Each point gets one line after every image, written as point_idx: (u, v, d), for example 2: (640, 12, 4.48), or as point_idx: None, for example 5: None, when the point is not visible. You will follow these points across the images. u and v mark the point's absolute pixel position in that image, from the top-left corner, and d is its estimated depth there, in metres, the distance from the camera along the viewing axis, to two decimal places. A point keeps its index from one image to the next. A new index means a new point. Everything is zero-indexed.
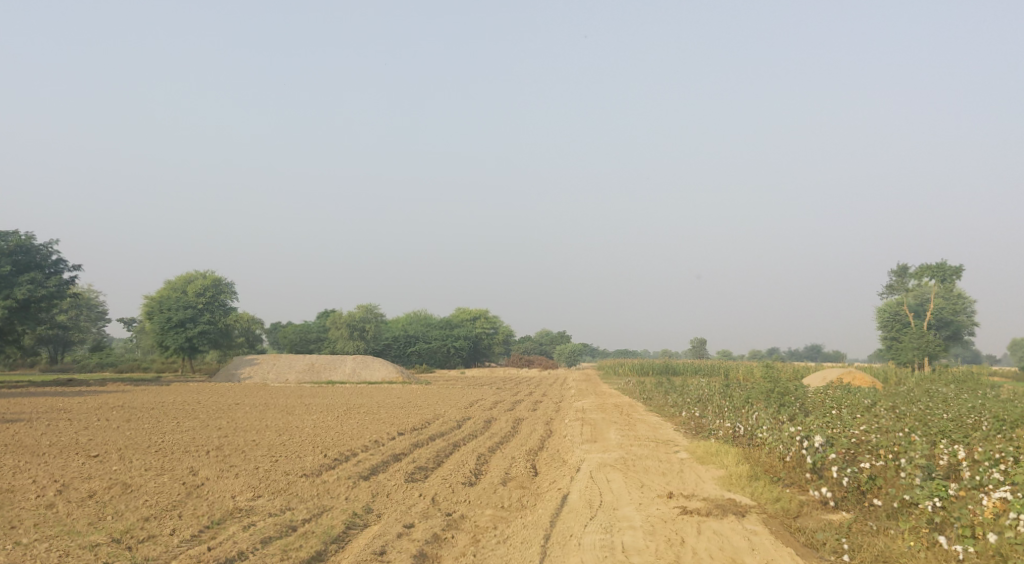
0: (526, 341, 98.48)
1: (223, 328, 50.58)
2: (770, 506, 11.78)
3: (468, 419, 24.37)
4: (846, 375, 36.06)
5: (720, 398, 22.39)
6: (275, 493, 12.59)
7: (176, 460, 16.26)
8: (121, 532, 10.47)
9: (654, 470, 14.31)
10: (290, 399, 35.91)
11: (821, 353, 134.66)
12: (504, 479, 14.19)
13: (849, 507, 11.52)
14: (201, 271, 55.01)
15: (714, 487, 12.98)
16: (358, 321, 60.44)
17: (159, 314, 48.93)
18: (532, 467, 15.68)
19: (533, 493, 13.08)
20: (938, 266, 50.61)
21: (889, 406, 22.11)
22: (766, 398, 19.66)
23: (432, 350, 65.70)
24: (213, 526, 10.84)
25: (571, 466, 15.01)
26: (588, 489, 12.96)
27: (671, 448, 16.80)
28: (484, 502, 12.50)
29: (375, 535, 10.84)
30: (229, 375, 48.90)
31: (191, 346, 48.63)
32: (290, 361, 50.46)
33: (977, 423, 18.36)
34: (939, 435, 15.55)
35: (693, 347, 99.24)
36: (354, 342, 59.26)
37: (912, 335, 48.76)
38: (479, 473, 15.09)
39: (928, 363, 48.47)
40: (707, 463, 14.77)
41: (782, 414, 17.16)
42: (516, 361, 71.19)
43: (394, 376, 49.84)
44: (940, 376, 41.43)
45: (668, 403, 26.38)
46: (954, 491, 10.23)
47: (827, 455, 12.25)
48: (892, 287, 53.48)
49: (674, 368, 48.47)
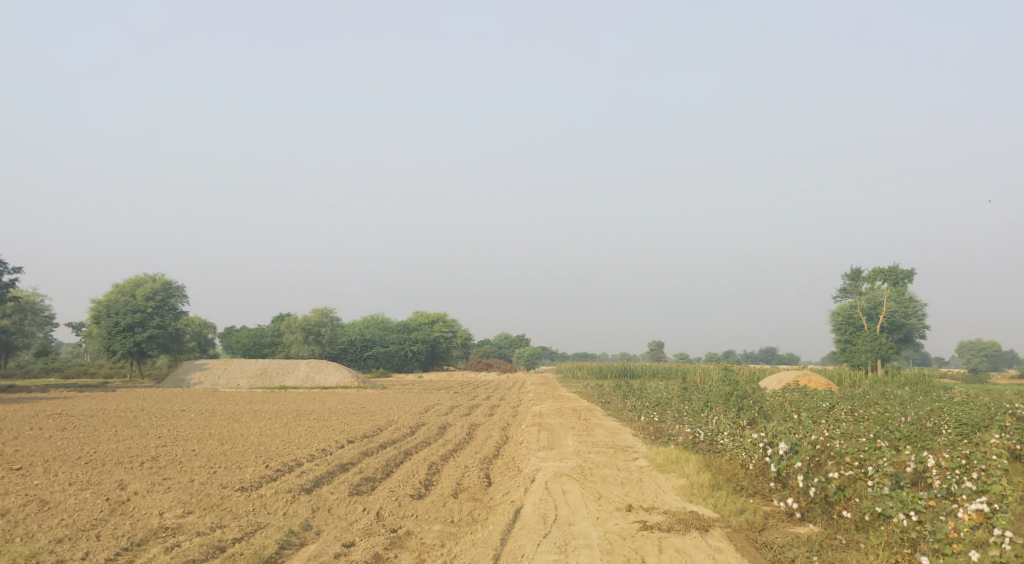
0: (485, 344, 97.76)
1: (174, 333, 49.09)
2: (733, 519, 11.20)
3: (421, 426, 23.47)
4: (803, 377, 35.99)
5: (678, 402, 21.85)
6: (207, 509, 11.71)
7: (105, 472, 15.24)
8: (26, 558, 9.57)
9: (611, 480, 13.65)
10: (239, 405, 34.75)
11: (777, 356, 135.50)
12: (455, 490, 13.43)
13: (817, 519, 11.00)
14: (150, 274, 53.37)
15: (675, 499, 12.36)
16: (314, 325, 58.94)
17: (106, 318, 47.28)
18: (486, 477, 14.97)
19: (485, 506, 12.37)
20: (891, 269, 50.92)
21: (847, 410, 21.76)
22: (724, 401, 19.45)
23: (388, 354, 64.68)
24: (132, 549, 10.00)
25: (525, 476, 14.29)
26: (542, 502, 12.26)
27: (630, 456, 16.18)
28: (432, 516, 11.77)
29: (310, 557, 10.08)
30: (178, 382, 47.21)
31: (140, 351, 47.11)
32: (242, 366, 49.14)
33: (940, 427, 17.97)
34: (906, 439, 15.13)
35: (652, 351, 99.47)
36: (309, 347, 57.96)
37: (866, 338, 49.10)
38: (430, 484, 14.30)
39: (881, 365, 48.84)
40: (668, 472, 14.16)
41: (743, 419, 16.64)
42: (475, 365, 70.04)
43: (349, 381, 48.80)
44: (893, 378, 41.55)
45: (626, 408, 25.78)
46: (927, 502, 9.77)
47: (792, 463, 11.73)
48: (845, 290, 53.74)
49: (633, 370, 48.08)
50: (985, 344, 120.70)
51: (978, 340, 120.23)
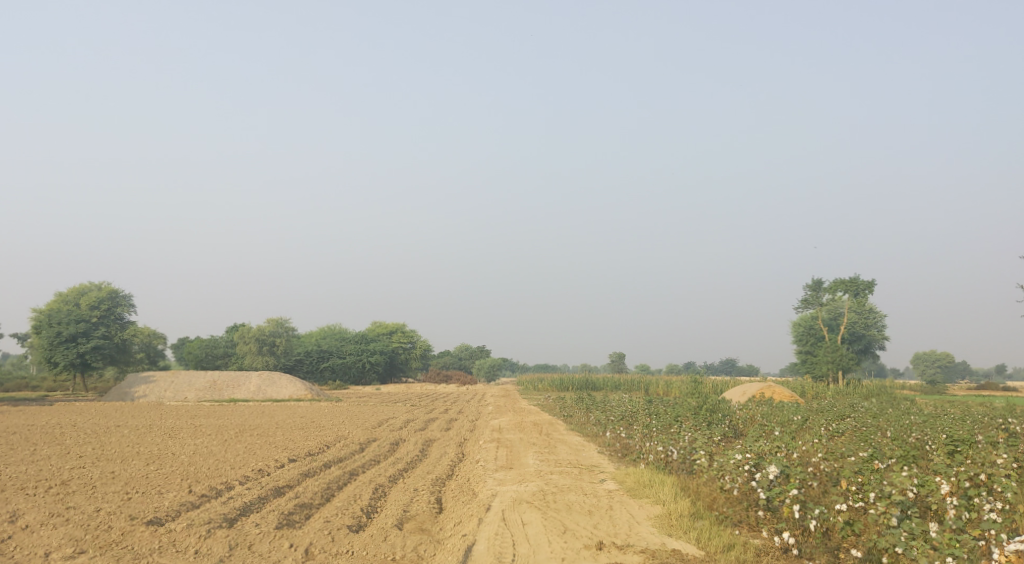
0: (444, 356, 95.76)
1: (120, 344, 46.61)
2: (722, 557, 9.83)
3: (371, 442, 21.68)
4: (767, 389, 34.65)
5: (645, 416, 20.43)
6: (105, 548, 10.04)
7: (1, 502, 13.36)
8: None
9: (577, 508, 12.08)
10: (179, 420, 32.57)
11: (736, 367, 134.64)
12: (400, 520, 11.79)
13: (817, 556, 9.66)
14: (94, 282, 50.66)
15: (652, 532, 10.90)
16: (268, 335, 56.58)
17: (46, 328, 44.57)
18: (437, 502, 13.33)
19: (432, 541, 10.79)
20: (852, 280, 49.89)
21: (822, 424, 20.44)
22: (693, 415, 18.45)
23: (345, 366, 62.56)
24: None
25: (480, 503, 12.67)
26: (498, 538, 10.70)
27: (597, 478, 14.60)
28: (370, 554, 10.19)
29: None
30: (122, 395, 44.66)
31: (83, 363, 44.59)
32: (189, 379, 46.77)
33: (924, 444, 16.64)
34: (900, 458, 13.81)
35: (613, 362, 98.27)
36: (262, 359, 55.73)
37: (826, 349, 48.29)
38: (372, 512, 12.64)
39: (841, 376, 48.16)
40: (640, 498, 12.63)
41: (720, 436, 15.20)
42: (434, 378, 67.84)
43: (302, 394, 46.67)
44: (857, 390, 40.53)
45: (591, 422, 24.14)
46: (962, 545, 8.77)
47: (785, 491, 10.32)
48: (807, 301, 52.73)
49: (595, 382, 46.56)
50: (939, 355, 121.18)
51: (933, 351, 120.36)
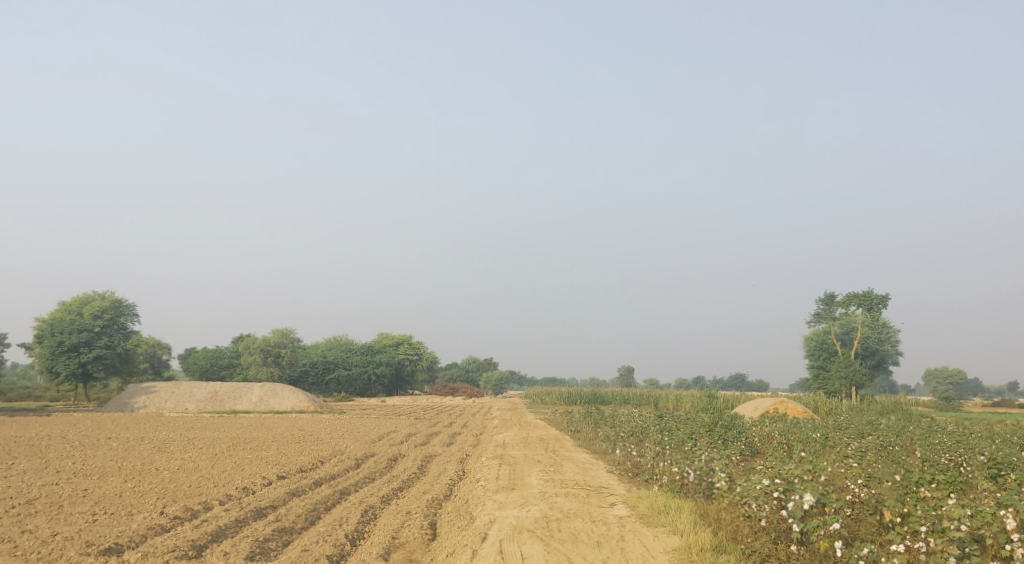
0: (452, 368, 94.64)
1: (122, 354, 45.53)
2: None
3: (367, 458, 20.43)
4: (780, 404, 33.28)
5: (657, 432, 19.13)
6: None
7: None
8: None
9: (584, 538, 10.84)
10: (173, 432, 31.40)
11: (746, 382, 132.89)
12: (387, 549, 10.59)
13: None
14: (98, 293, 49.34)
15: None
16: (274, 346, 55.42)
17: (48, 337, 43.37)
18: (431, 528, 12.12)
19: None
20: (865, 293, 48.24)
21: (846, 442, 19.07)
22: (707, 432, 17.10)
23: (351, 377, 61.50)
24: None
25: (476, 530, 11.43)
26: None
27: (606, 501, 13.32)
28: None
29: None
30: (122, 405, 43.49)
31: (85, 373, 43.44)
32: (191, 389, 45.64)
33: (961, 466, 15.18)
34: (942, 484, 12.47)
35: (621, 376, 96.71)
36: (267, 369, 54.62)
37: (838, 364, 46.93)
38: (357, 539, 11.43)
39: (854, 393, 46.66)
40: (656, 526, 11.36)
41: (742, 456, 13.84)
42: (439, 390, 66.53)
43: (305, 406, 45.48)
44: (874, 407, 39.07)
45: (598, 438, 22.86)
46: None
47: (827, 525, 9.14)
48: (819, 315, 51.16)
49: (603, 396, 45.23)
50: (950, 371, 118.99)
51: (943, 368, 118.11)
